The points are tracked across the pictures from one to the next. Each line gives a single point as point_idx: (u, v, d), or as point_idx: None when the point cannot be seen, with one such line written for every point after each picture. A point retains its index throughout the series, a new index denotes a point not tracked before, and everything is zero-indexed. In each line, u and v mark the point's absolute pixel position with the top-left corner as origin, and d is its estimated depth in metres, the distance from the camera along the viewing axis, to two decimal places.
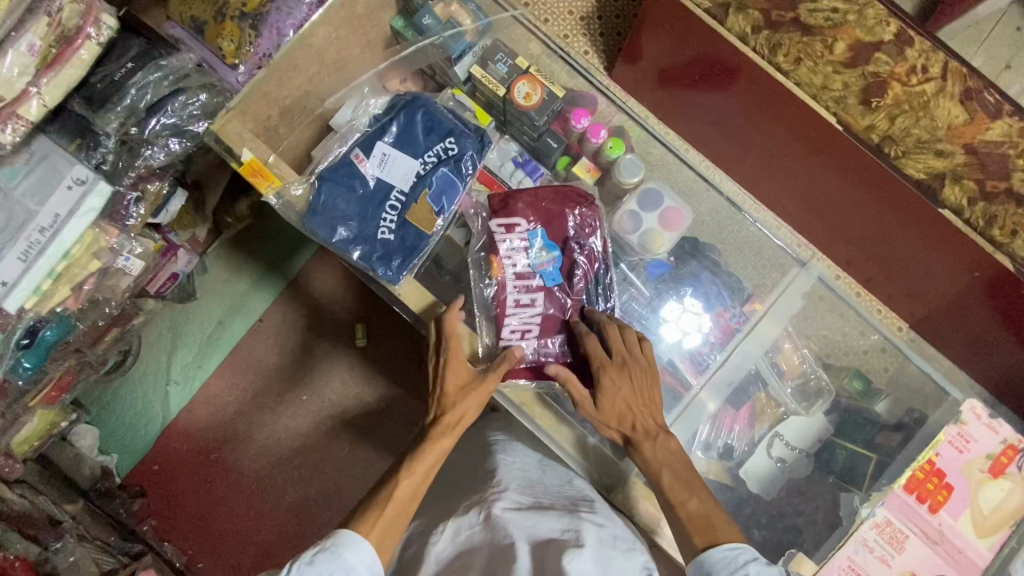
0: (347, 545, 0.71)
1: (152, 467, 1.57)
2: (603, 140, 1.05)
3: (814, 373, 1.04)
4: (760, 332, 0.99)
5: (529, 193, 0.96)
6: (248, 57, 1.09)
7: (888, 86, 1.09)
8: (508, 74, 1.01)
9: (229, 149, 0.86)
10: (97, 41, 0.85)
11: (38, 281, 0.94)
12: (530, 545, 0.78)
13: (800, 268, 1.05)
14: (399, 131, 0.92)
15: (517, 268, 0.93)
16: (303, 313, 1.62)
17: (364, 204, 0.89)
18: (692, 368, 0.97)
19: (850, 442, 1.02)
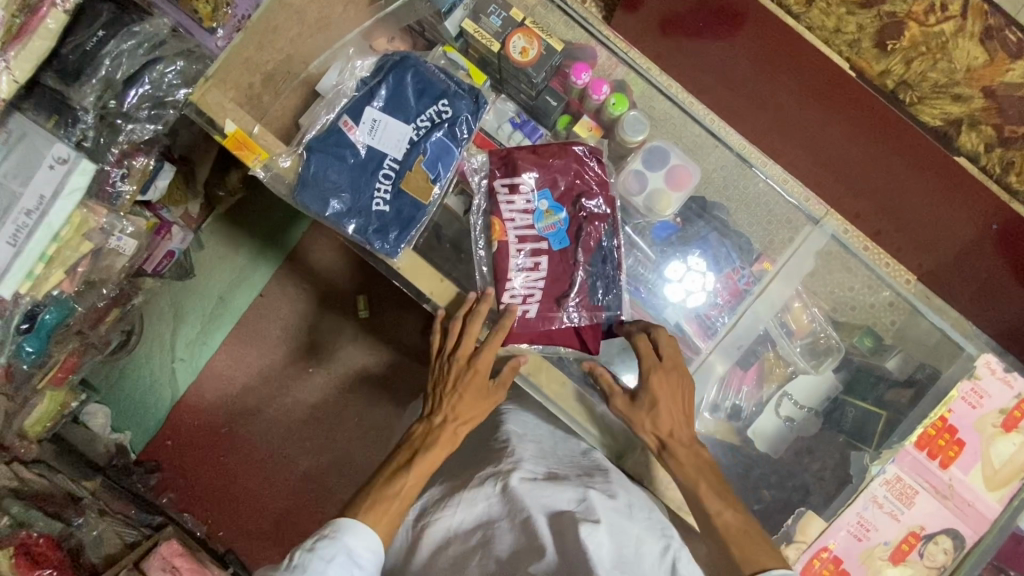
0: (344, 527, 0.74)
1: (165, 443, 1.59)
2: (605, 96, 1.01)
3: (824, 332, 1.01)
4: (773, 293, 0.97)
5: (529, 149, 0.93)
6: (226, 20, 1.04)
7: (905, 26, 1.02)
8: (502, 27, 0.96)
9: (211, 121, 0.81)
10: (64, 9, 0.80)
11: (31, 264, 0.92)
12: (549, 518, 0.78)
13: (813, 226, 1.01)
14: (388, 94, 0.87)
15: (519, 230, 0.90)
16: (305, 287, 1.61)
17: (356, 175, 0.86)
18: (700, 334, 0.95)
19: (861, 399, 1.00)
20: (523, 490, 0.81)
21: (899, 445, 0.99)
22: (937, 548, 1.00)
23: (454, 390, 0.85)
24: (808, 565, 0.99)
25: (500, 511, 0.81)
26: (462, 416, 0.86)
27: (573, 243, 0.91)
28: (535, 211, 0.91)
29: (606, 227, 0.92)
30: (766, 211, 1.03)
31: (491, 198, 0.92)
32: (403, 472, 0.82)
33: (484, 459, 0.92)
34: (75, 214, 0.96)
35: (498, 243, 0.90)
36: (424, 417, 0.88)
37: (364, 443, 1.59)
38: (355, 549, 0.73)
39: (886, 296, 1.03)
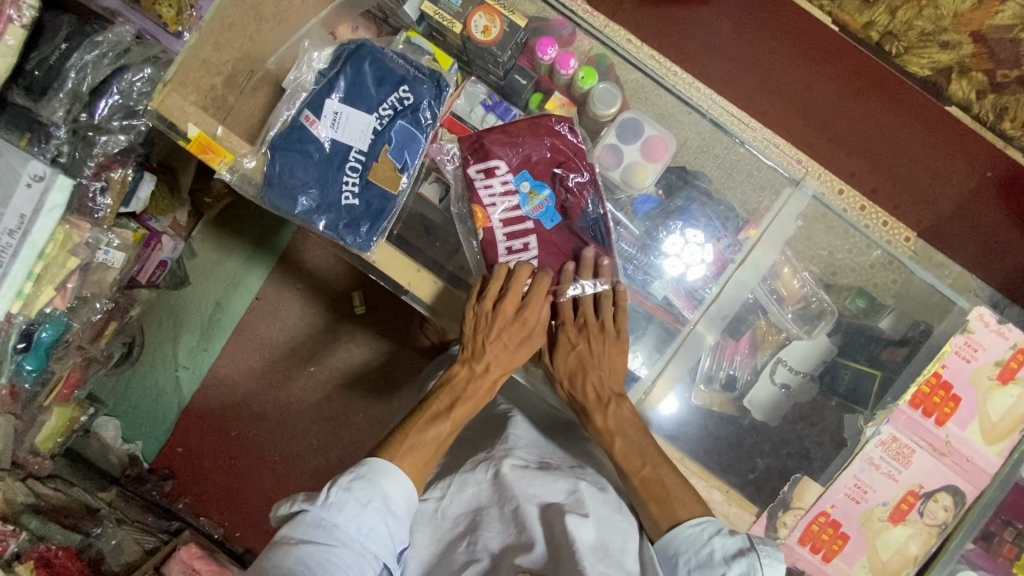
0: (382, 472, 0.73)
1: (176, 450, 1.61)
2: (574, 70, 0.99)
3: (816, 296, 1.01)
4: (763, 261, 0.94)
5: (501, 131, 0.91)
6: (192, 22, 1.02)
7: None
8: (461, 8, 0.93)
9: (174, 126, 0.82)
10: (21, 24, 0.79)
11: (21, 282, 0.93)
12: (539, 509, 0.79)
13: (794, 188, 0.97)
14: (348, 85, 0.86)
15: (503, 214, 0.89)
16: (299, 288, 1.61)
17: (323, 168, 0.84)
18: (689, 306, 0.93)
19: (853, 360, 1.01)
20: (516, 479, 0.81)
21: (893, 405, 0.97)
22: (937, 506, 0.96)
23: (497, 338, 0.84)
24: (808, 531, 0.97)
25: (489, 499, 0.81)
26: (506, 363, 0.85)
27: (563, 220, 0.90)
28: (518, 193, 0.89)
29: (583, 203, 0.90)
30: (754, 183, 1.01)
31: (468, 186, 0.90)
32: (440, 421, 0.81)
33: (477, 445, 0.93)
34: (58, 230, 0.96)
35: (483, 231, 0.89)
36: (465, 360, 0.86)
37: (369, 439, 1.60)
38: (390, 496, 0.73)
39: (877, 254, 1.02)
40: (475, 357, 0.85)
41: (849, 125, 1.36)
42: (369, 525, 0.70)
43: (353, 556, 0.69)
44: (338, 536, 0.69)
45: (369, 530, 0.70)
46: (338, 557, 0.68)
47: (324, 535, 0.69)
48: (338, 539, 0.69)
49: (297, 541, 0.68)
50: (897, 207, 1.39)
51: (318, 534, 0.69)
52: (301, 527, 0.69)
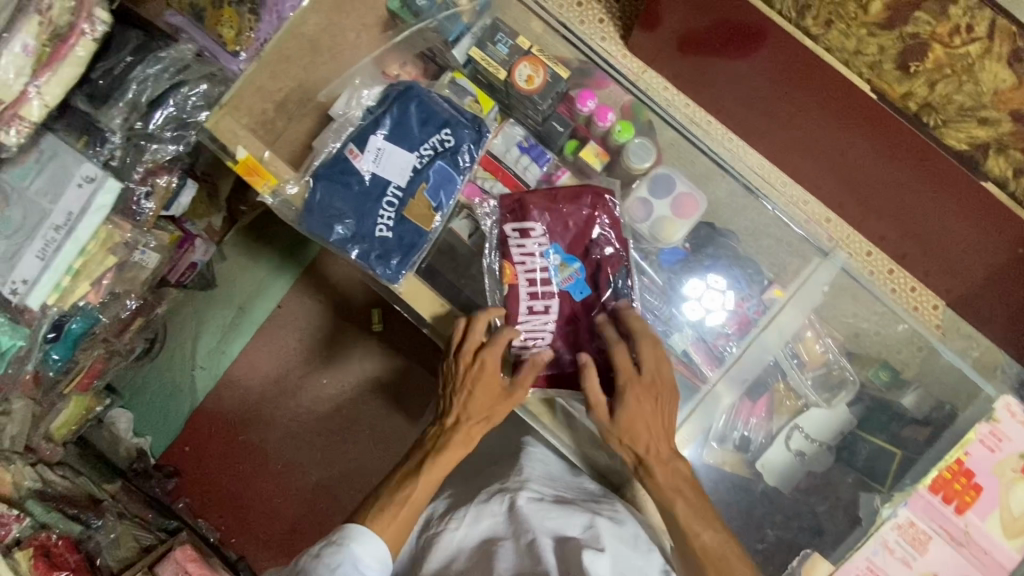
0: (351, 536, 0.79)
1: (183, 449, 1.63)
2: (612, 122, 1.01)
3: (838, 364, 1.01)
4: (783, 321, 0.96)
5: (544, 193, 0.92)
6: (249, 44, 1.08)
7: (929, 47, 1.01)
8: (508, 56, 0.98)
9: (224, 147, 0.87)
10: (92, 37, 0.80)
11: (58, 278, 0.98)
12: (554, 542, 0.81)
13: (823, 257, 1.00)
14: (393, 124, 0.89)
15: (531, 276, 0.90)
16: (321, 300, 1.64)
17: (364, 200, 0.87)
18: (707, 362, 0.93)
19: (874, 436, 0.98)
20: (532, 512, 0.84)
21: (911, 488, 0.92)
22: None
23: (460, 385, 0.87)
24: None
25: (506, 530, 0.84)
26: (481, 416, 0.87)
27: (593, 291, 0.91)
28: (550, 264, 0.91)
29: (614, 274, 0.91)
30: (782, 241, 1.02)
31: (501, 241, 0.92)
32: (411, 479, 0.85)
33: (493, 475, 0.95)
34: (101, 229, 1.01)
35: (508, 287, 0.90)
36: (439, 418, 0.90)
37: (373, 456, 1.61)
38: (361, 558, 0.78)
39: (904, 328, 1.02)
40: (448, 412, 0.89)
41: (884, 195, 1.37)
42: None
43: None
44: None
45: None
46: None
47: None
48: None
49: None
50: (927, 273, 1.50)
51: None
52: None
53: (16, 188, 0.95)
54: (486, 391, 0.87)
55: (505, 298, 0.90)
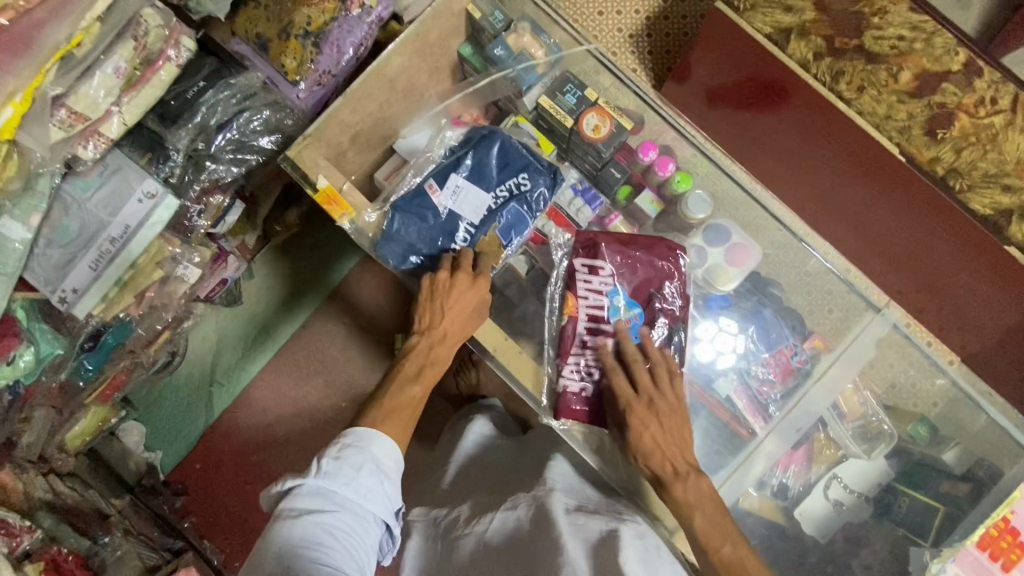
0: (368, 438, 0.77)
1: (194, 466, 1.61)
2: (671, 173, 1.06)
3: (876, 417, 1.04)
4: (829, 377, 1.00)
5: (618, 237, 0.99)
6: (309, 74, 1.11)
7: (954, 116, 1.09)
8: (576, 105, 1.02)
9: (306, 177, 0.94)
10: (176, 63, 0.85)
11: (105, 288, 1.00)
12: (578, 541, 0.85)
13: (875, 313, 1.03)
14: (473, 165, 0.98)
15: (590, 309, 0.96)
16: (346, 322, 1.65)
17: (444, 226, 0.96)
18: (755, 415, 0.98)
19: (916, 490, 0.99)
20: (558, 514, 0.88)
21: (960, 544, 0.88)
22: None
23: (453, 303, 0.91)
24: None
25: (531, 531, 0.88)
26: (462, 318, 0.92)
27: (645, 340, 0.96)
28: (610, 304, 0.96)
29: (667, 327, 0.96)
30: (822, 291, 1.06)
31: (570, 274, 0.99)
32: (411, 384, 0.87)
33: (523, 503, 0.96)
34: (154, 245, 1.04)
35: (568, 318, 0.97)
36: (422, 331, 0.91)
37: None
38: (381, 457, 0.77)
39: (940, 382, 1.04)
40: (432, 325, 0.90)
41: (904, 251, 1.42)
42: (366, 486, 0.75)
43: (354, 520, 0.74)
44: (336, 503, 0.73)
45: (365, 493, 0.75)
46: (339, 520, 0.73)
47: (323, 502, 0.73)
48: (337, 505, 0.73)
49: (300, 514, 0.72)
50: (943, 329, 1.53)
51: (319, 501, 0.73)
52: (301, 499, 0.73)
53: (76, 199, 0.97)
54: (466, 297, 0.91)
55: (563, 327, 0.97)
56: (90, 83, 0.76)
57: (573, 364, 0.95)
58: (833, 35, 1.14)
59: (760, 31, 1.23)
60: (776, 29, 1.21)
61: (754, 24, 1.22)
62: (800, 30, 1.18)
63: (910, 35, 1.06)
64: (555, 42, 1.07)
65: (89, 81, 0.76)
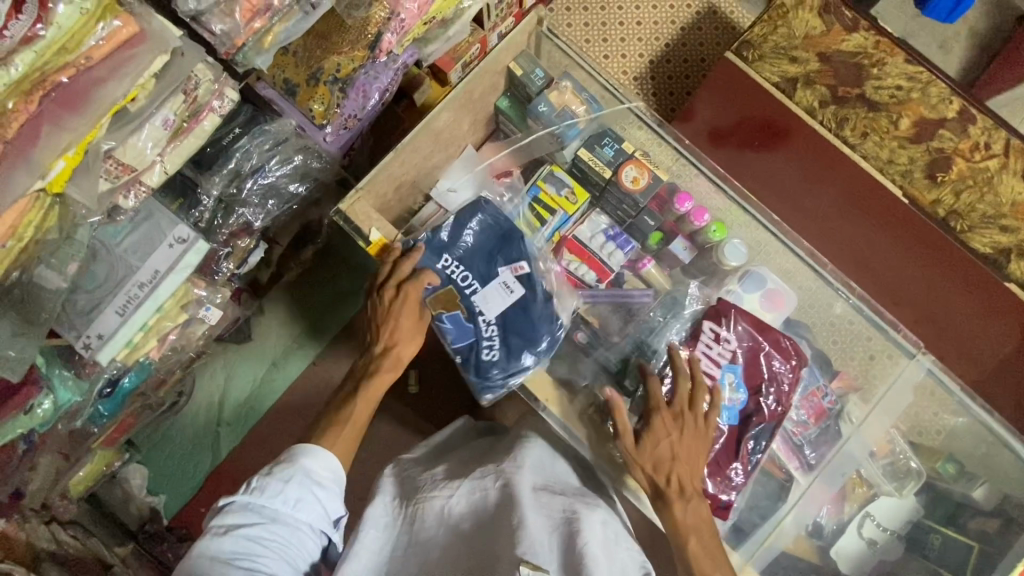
0: (302, 453, 0.85)
1: (199, 510, 1.56)
2: (706, 223, 1.13)
3: (904, 454, 1.06)
4: (865, 424, 1.05)
5: (751, 317, 1.03)
6: (335, 118, 1.11)
7: (953, 160, 1.21)
8: (614, 157, 1.12)
9: (358, 230, 1.01)
10: (219, 113, 0.86)
11: (132, 334, 0.98)
12: (545, 521, 0.89)
13: (910, 358, 1.09)
14: (526, 315, 1.02)
15: (699, 374, 1.00)
16: (358, 358, 1.63)
17: (476, 271, 1.02)
18: (791, 457, 1.02)
19: (947, 527, 1.02)
20: (525, 490, 0.92)
21: None
22: None
23: (396, 317, 0.98)
24: None
25: (495, 505, 0.92)
26: (408, 337, 1.00)
27: (740, 424, 0.99)
28: (722, 381, 1.00)
29: (764, 425, 0.98)
30: (842, 329, 1.13)
31: (694, 328, 1.04)
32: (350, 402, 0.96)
33: None
34: (180, 288, 1.02)
35: (680, 368, 1.01)
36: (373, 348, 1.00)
37: None
38: (311, 471, 0.84)
39: (962, 420, 1.07)
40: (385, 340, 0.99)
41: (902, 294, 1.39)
42: (296, 499, 0.81)
43: (286, 530, 0.80)
44: (268, 515, 0.80)
45: (295, 505, 0.81)
46: (271, 532, 0.79)
47: (252, 515, 0.79)
48: (267, 516, 0.79)
49: (228, 529, 0.77)
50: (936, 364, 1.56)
51: (249, 514, 0.79)
52: (234, 511, 0.79)
53: (105, 245, 0.96)
54: (409, 318, 0.99)
55: (664, 376, 1.00)
56: (139, 135, 0.77)
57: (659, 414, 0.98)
58: (836, 85, 1.24)
59: (768, 81, 1.29)
60: (783, 78, 1.27)
61: (762, 74, 1.28)
62: (806, 79, 1.26)
63: (906, 87, 1.21)
64: (595, 98, 1.19)
65: (138, 134, 0.77)
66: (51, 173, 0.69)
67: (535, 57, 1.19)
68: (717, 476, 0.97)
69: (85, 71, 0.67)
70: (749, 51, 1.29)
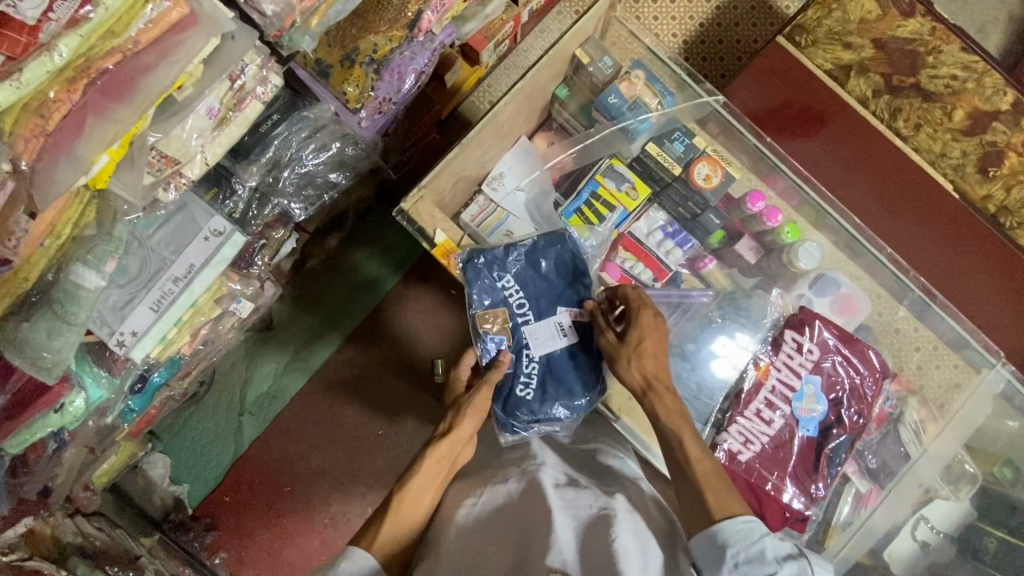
0: (345, 556, 0.74)
1: (223, 499, 1.55)
2: (779, 224, 1.13)
3: (958, 457, 1.08)
4: (937, 434, 1.09)
5: (836, 325, 1.09)
6: (369, 102, 1.04)
7: (1004, 154, 1.18)
8: (684, 153, 1.12)
9: (423, 231, 1.02)
10: (263, 100, 0.81)
11: (165, 330, 0.93)
12: (572, 517, 0.86)
13: (990, 369, 1.09)
14: (569, 368, 1.04)
15: (781, 386, 1.06)
16: (385, 347, 1.60)
17: (536, 300, 1.05)
18: (853, 462, 1.08)
19: (997, 528, 1.03)
20: (549, 488, 0.90)
21: None
22: None
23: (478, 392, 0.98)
24: None
25: (521, 501, 0.90)
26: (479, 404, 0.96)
27: (820, 435, 1.05)
28: (803, 393, 1.05)
29: (844, 437, 1.04)
30: (890, 329, 1.17)
31: (776, 337, 1.09)
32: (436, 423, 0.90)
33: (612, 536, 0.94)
34: (215, 282, 0.98)
35: (761, 377, 1.06)
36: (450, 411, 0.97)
37: None
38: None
39: (1015, 424, 1.09)
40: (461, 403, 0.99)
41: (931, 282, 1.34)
42: None
43: None
44: None
45: None
46: None
47: None
48: None
49: None
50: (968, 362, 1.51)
51: None
52: None
53: (135, 236, 0.90)
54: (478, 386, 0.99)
55: (748, 385, 1.06)
56: (183, 125, 0.72)
57: (742, 425, 1.04)
58: (891, 74, 1.20)
59: (820, 67, 1.23)
60: (837, 66, 1.22)
61: (815, 60, 1.23)
62: (860, 67, 1.21)
63: (961, 77, 1.18)
64: (666, 87, 1.15)
65: (183, 123, 0.72)
66: (95, 168, 0.64)
67: (601, 43, 1.14)
68: (800, 487, 1.02)
69: (131, 57, 0.61)
70: (801, 36, 1.23)
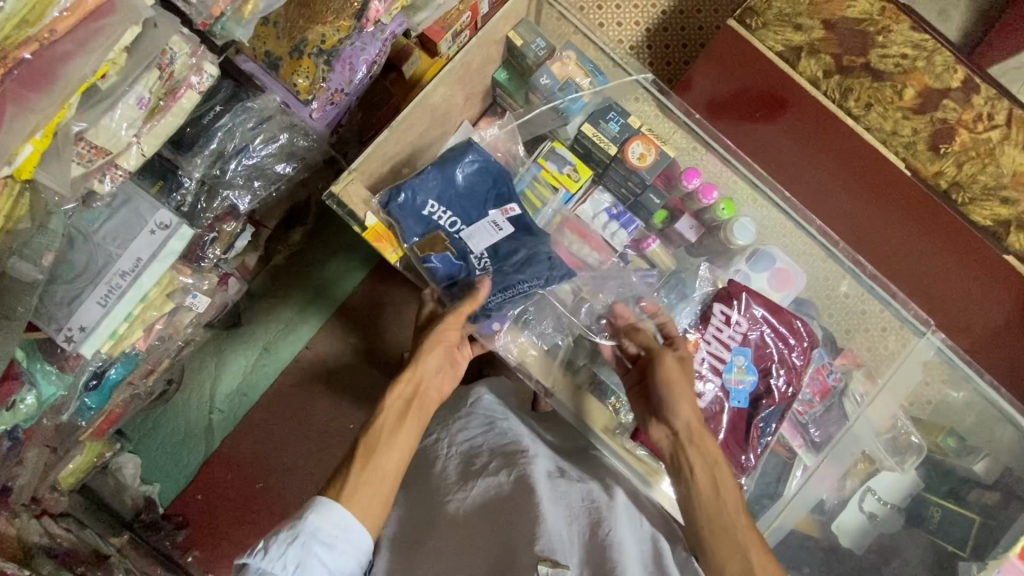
0: (313, 508, 0.76)
1: (195, 497, 1.55)
2: (715, 200, 1.15)
3: (905, 428, 1.11)
4: (876, 403, 1.12)
5: (761, 295, 1.08)
6: (321, 92, 1.05)
7: (955, 131, 1.18)
8: (620, 133, 1.13)
9: (353, 215, 1.03)
10: (198, 90, 0.81)
11: (116, 325, 0.93)
12: (564, 510, 0.88)
13: (920, 338, 1.13)
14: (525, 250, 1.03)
15: (710, 359, 1.05)
16: (353, 341, 1.60)
17: (466, 213, 1.04)
18: (796, 436, 1.08)
19: (941, 497, 1.09)
20: (541, 481, 0.90)
21: (1003, 556, 1.01)
22: None
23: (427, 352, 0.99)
24: None
25: (511, 492, 0.89)
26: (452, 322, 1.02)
27: (751, 406, 1.04)
28: (733, 365, 1.05)
29: (775, 407, 1.04)
30: (854, 309, 1.17)
31: (704, 313, 1.10)
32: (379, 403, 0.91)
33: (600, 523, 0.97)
34: (165, 276, 0.98)
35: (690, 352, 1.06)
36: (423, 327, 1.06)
37: None
38: (323, 530, 0.74)
39: (962, 394, 1.12)
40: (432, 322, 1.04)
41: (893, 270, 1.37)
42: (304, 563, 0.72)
43: None
44: None
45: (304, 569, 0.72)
46: None
47: None
48: None
49: None
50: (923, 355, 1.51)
51: None
52: None
53: (81, 232, 0.90)
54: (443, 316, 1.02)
55: None
56: (112, 115, 0.72)
57: None
58: (840, 53, 1.21)
59: (771, 49, 1.26)
60: (787, 46, 1.25)
61: (766, 42, 1.26)
62: (809, 48, 1.23)
63: (910, 55, 1.17)
64: (599, 69, 1.18)
65: (111, 113, 0.72)
66: (18, 159, 0.63)
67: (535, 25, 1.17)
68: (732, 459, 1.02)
69: (49, 46, 0.61)
70: (751, 18, 1.26)
